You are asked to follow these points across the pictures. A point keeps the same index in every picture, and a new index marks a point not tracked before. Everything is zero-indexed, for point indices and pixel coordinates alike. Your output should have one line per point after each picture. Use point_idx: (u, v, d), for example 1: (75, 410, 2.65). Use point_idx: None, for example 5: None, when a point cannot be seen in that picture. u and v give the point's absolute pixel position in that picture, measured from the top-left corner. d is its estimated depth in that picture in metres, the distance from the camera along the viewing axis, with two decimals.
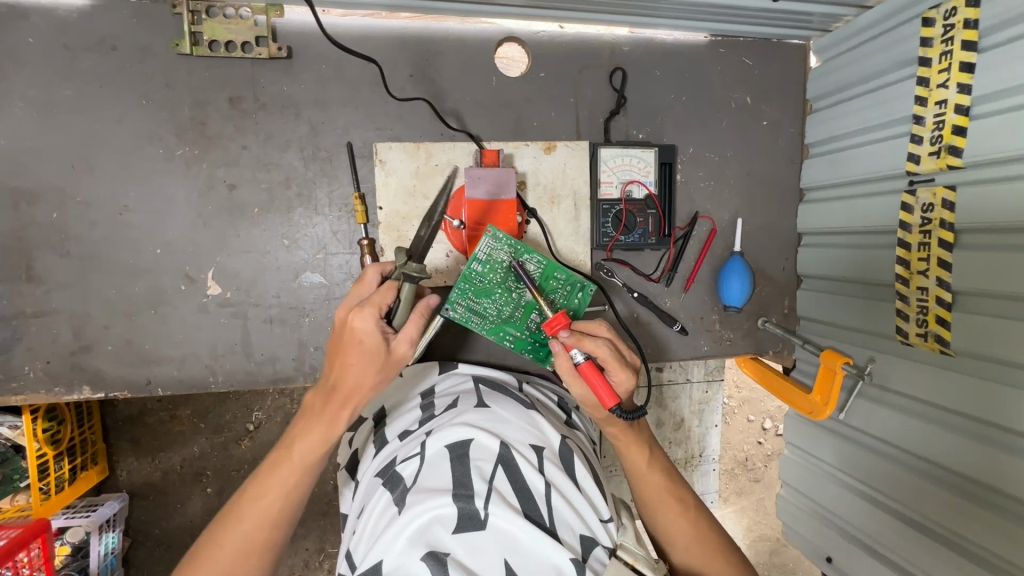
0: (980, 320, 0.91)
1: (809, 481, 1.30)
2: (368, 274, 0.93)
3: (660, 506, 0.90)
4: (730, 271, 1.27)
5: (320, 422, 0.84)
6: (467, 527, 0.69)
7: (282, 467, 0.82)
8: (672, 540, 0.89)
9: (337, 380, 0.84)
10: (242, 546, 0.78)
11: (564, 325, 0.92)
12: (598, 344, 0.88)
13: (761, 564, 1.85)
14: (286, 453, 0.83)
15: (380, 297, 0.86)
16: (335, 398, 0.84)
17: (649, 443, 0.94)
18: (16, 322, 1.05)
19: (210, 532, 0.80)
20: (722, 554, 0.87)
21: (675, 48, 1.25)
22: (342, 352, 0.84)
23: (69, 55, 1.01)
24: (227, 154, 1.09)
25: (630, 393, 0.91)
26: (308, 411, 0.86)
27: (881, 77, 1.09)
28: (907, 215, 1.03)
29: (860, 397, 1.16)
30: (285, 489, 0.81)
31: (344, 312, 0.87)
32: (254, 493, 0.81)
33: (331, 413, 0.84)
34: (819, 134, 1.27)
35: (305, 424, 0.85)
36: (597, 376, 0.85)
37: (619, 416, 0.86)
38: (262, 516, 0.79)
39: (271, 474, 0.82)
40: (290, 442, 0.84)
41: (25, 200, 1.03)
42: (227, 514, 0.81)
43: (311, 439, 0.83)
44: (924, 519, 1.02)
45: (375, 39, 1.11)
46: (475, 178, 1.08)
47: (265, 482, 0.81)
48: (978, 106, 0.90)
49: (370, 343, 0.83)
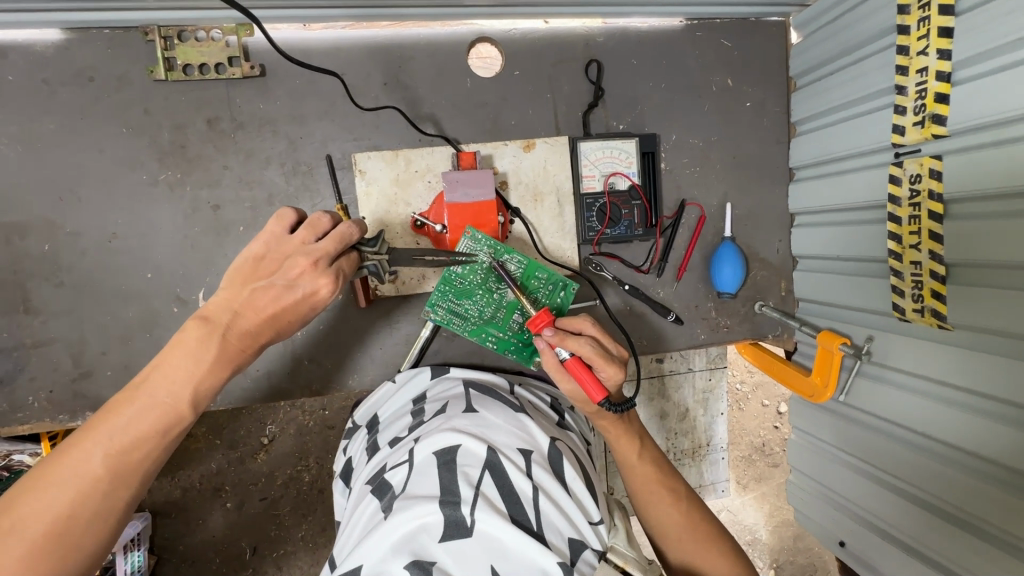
0: (976, 291, 0.88)
1: (817, 465, 1.28)
2: (338, 230, 0.89)
3: (652, 497, 0.90)
4: (721, 256, 1.25)
5: (218, 370, 0.83)
6: (454, 534, 0.69)
7: (159, 417, 0.77)
8: (665, 532, 0.88)
9: (255, 326, 0.85)
10: (102, 507, 0.72)
11: (548, 323, 0.91)
12: (582, 342, 0.87)
13: (784, 551, 1.82)
14: (166, 400, 0.78)
15: (346, 266, 0.90)
16: (250, 338, 0.85)
17: (640, 435, 0.95)
18: (17, 353, 1.08)
19: (43, 488, 0.70)
20: (715, 544, 0.86)
21: (650, 35, 1.23)
22: (275, 299, 0.85)
23: (49, 90, 1.03)
24: (208, 176, 1.10)
25: (619, 386, 0.91)
26: (196, 354, 0.81)
27: (861, 48, 1.06)
28: (895, 188, 1.00)
29: (862, 377, 1.14)
30: (161, 441, 0.77)
31: (297, 266, 0.85)
32: (118, 442, 0.74)
33: (231, 362, 0.84)
34: (805, 111, 1.25)
35: (192, 368, 0.81)
36: (583, 373, 0.86)
37: (609, 409, 0.86)
38: (130, 473, 0.75)
39: (142, 424, 0.76)
40: (171, 387, 0.79)
41: (17, 234, 1.06)
42: (68, 468, 0.71)
43: (214, 371, 0.82)
44: (933, 500, 0.99)
45: (346, 50, 1.11)
46: (453, 182, 1.05)
47: (135, 433, 0.75)
48: (959, 72, 0.88)
49: (316, 309, 0.88)
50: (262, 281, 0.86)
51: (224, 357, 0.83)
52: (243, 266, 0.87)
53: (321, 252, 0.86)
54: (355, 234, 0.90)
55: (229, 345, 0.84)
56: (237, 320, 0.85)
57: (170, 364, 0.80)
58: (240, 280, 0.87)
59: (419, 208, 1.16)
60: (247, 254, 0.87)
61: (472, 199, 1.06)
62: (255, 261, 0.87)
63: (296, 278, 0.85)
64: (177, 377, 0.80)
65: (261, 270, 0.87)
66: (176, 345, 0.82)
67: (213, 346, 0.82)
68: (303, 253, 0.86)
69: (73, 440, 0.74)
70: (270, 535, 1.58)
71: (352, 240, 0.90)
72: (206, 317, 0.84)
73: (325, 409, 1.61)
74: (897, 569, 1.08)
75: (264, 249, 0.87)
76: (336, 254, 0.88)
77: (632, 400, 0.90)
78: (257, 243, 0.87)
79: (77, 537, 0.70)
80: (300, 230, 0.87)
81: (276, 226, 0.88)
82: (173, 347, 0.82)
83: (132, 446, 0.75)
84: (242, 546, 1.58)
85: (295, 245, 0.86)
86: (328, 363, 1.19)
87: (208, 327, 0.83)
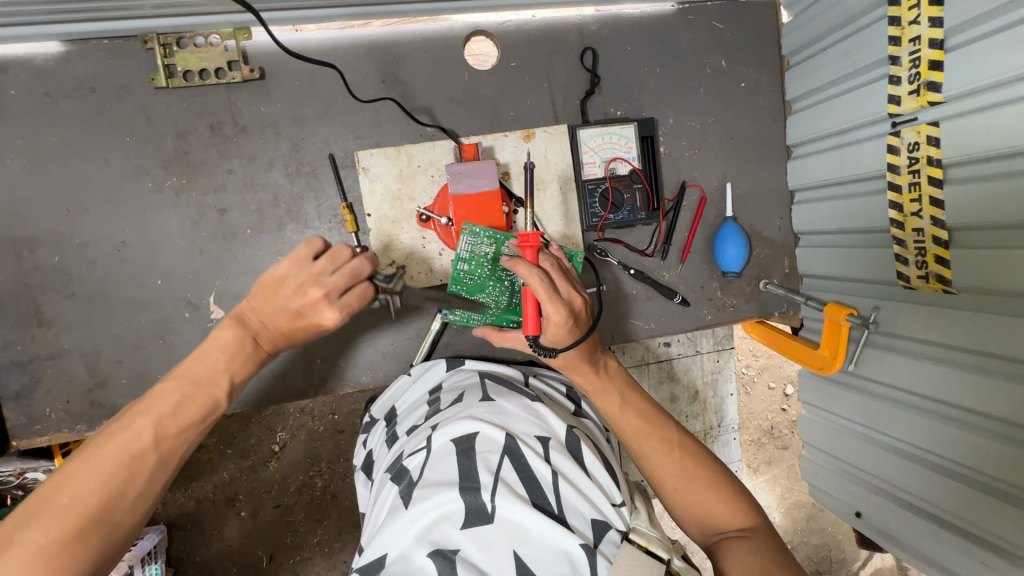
0: (979, 255, 0.90)
1: (829, 439, 1.29)
2: (351, 266, 0.91)
3: (643, 450, 0.89)
4: (725, 237, 1.26)
5: (250, 369, 0.90)
6: (475, 520, 0.70)
7: (202, 403, 0.82)
8: (660, 481, 0.87)
9: (273, 338, 0.91)
10: (145, 488, 0.74)
11: (523, 250, 0.92)
12: (532, 274, 0.86)
13: (798, 531, 1.84)
14: (207, 390, 0.83)
15: (352, 302, 0.91)
16: (268, 348, 0.92)
17: (622, 390, 0.95)
18: (32, 366, 1.08)
19: (94, 464, 0.71)
20: (713, 489, 0.84)
21: (644, 21, 1.24)
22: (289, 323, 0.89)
23: (51, 102, 1.04)
24: (213, 181, 1.11)
25: (559, 335, 0.90)
26: (235, 352, 0.88)
27: (849, 24, 1.08)
28: (894, 157, 1.01)
29: (869, 347, 1.15)
30: (200, 429, 0.82)
31: (308, 296, 0.88)
32: (163, 426, 0.77)
33: (260, 364, 0.93)
34: (799, 88, 1.26)
35: (231, 362, 0.87)
36: (529, 305, 0.89)
37: (534, 345, 0.92)
38: (172, 455, 0.78)
39: (189, 408, 0.81)
40: (213, 380, 0.85)
41: (26, 248, 1.06)
42: (120, 444, 0.74)
43: (245, 372, 0.89)
44: (947, 463, 1.00)
45: (343, 51, 1.12)
46: (457, 173, 1.06)
47: (183, 417, 0.80)
48: (951, 39, 0.89)
49: (321, 331, 0.93)
50: (280, 304, 0.89)
51: (255, 358, 0.90)
52: (268, 284, 0.89)
53: (335, 288, 0.88)
54: (365, 269, 0.92)
55: (258, 348, 0.91)
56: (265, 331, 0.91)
57: (210, 359, 0.86)
58: (265, 294, 0.89)
59: (424, 203, 1.17)
60: (272, 273, 0.88)
61: (477, 189, 1.07)
62: (278, 281, 0.88)
63: (306, 306, 0.89)
64: (218, 369, 0.86)
65: (280, 291, 0.88)
66: (214, 343, 0.87)
67: (248, 347, 0.89)
68: (315, 285, 0.88)
69: (119, 422, 0.76)
70: (288, 541, 1.59)
71: (362, 275, 0.92)
72: (240, 321, 0.91)
73: (336, 413, 1.62)
74: (914, 536, 1.09)
75: (287, 269, 0.88)
76: (347, 288, 0.90)
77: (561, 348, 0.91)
78: (279, 265, 0.88)
79: (123, 513, 0.71)
80: (322, 261, 0.88)
81: (303, 251, 0.88)
82: (209, 345, 0.87)
83: (172, 431, 0.78)
84: (260, 554, 1.59)
85: (312, 271, 0.88)
86: (340, 361, 1.20)
87: (242, 330, 0.90)
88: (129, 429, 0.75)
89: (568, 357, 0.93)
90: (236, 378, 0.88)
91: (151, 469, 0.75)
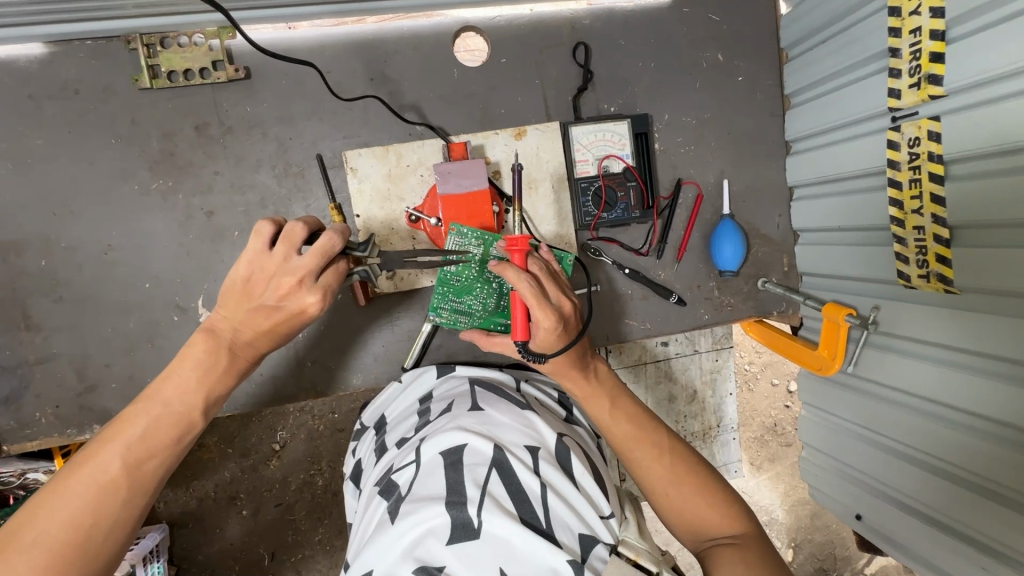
0: (982, 253, 0.87)
1: (829, 440, 1.27)
2: (319, 243, 0.84)
3: (634, 455, 0.87)
4: (721, 234, 1.24)
5: (227, 379, 0.88)
6: (461, 536, 0.69)
7: (174, 426, 0.81)
8: (652, 487, 0.85)
9: (251, 342, 0.88)
10: (119, 515, 0.74)
11: (513, 253, 0.90)
12: (520, 279, 0.84)
13: (801, 529, 1.82)
14: (180, 410, 0.82)
15: (330, 280, 0.88)
16: (248, 354, 0.89)
17: (612, 393, 0.93)
18: (21, 370, 1.08)
19: (63, 498, 0.72)
20: (705, 495, 0.83)
21: (638, 15, 1.21)
22: (269, 318, 0.87)
23: (35, 105, 1.03)
24: (200, 182, 1.10)
25: (550, 341, 0.88)
26: (206, 366, 0.85)
27: (849, 16, 1.05)
28: (894, 153, 0.98)
29: (869, 347, 1.12)
30: (177, 448, 0.82)
31: (282, 287, 0.84)
32: (134, 452, 0.77)
33: (240, 371, 0.90)
34: (798, 82, 1.23)
35: (203, 378, 0.85)
36: (517, 310, 0.88)
37: (523, 350, 0.91)
38: (147, 479, 0.78)
39: (159, 434, 0.80)
40: (184, 398, 0.83)
41: (12, 252, 1.05)
42: (89, 476, 0.74)
43: (221, 384, 0.87)
44: (949, 467, 0.97)
45: (329, 49, 1.10)
46: (445, 173, 1.04)
47: (154, 443, 0.79)
48: (953, 29, 0.86)
49: (309, 322, 0.89)
50: (255, 303, 0.86)
51: (232, 370, 0.88)
52: (233, 289, 0.86)
53: (303, 271, 0.83)
54: (337, 243, 0.85)
55: (236, 358, 0.88)
56: (241, 337, 0.88)
57: (179, 376, 0.84)
58: (234, 301, 0.87)
59: (413, 203, 1.15)
60: (236, 277, 0.85)
61: (466, 189, 1.05)
62: (246, 283, 0.85)
63: (280, 297, 0.85)
64: (189, 386, 0.84)
65: (251, 293, 0.85)
66: (183, 360, 0.85)
67: (222, 358, 0.86)
68: (286, 274, 0.84)
69: (88, 452, 0.76)
70: (287, 541, 1.59)
71: (335, 251, 0.85)
72: (211, 332, 0.88)
73: (334, 413, 1.61)
74: (915, 540, 1.07)
75: (250, 270, 0.85)
76: (319, 269, 0.85)
77: (551, 353, 0.89)
78: (240, 267, 0.85)
79: (99, 544, 0.72)
80: (278, 247, 0.84)
81: (255, 242, 0.85)
82: (181, 361, 0.85)
83: (144, 455, 0.78)
84: (260, 553, 1.59)
85: (277, 262, 0.84)
86: (331, 363, 1.19)
87: (214, 341, 0.86)
88: (100, 457, 0.75)
89: (557, 362, 0.91)
90: (212, 392, 0.86)
91: (125, 496, 0.75)
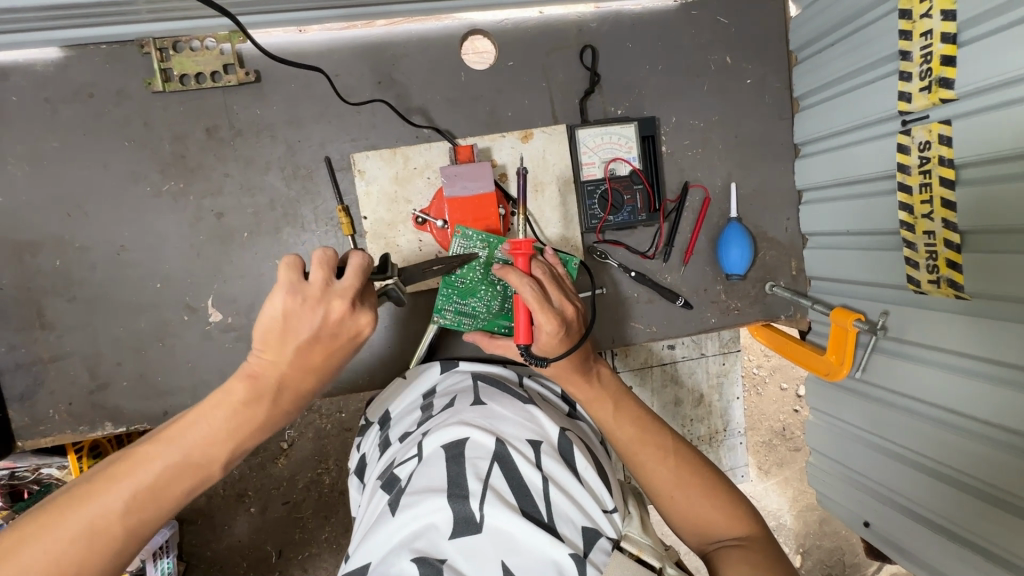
0: (993, 259, 0.86)
1: (836, 446, 1.26)
2: (352, 263, 0.81)
3: (639, 457, 0.86)
4: (728, 238, 1.23)
5: (257, 433, 0.81)
6: (463, 530, 0.69)
7: (188, 478, 0.74)
8: (657, 489, 0.85)
9: (295, 387, 0.82)
10: (106, 565, 0.69)
11: (515, 256, 0.90)
12: (522, 283, 0.85)
13: (810, 535, 1.81)
14: (201, 462, 0.75)
15: (370, 297, 0.86)
16: (285, 405, 0.82)
17: (615, 396, 0.93)
18: (36, 368, 1.10)
19: (54, 537, 0.66)
20: (710, 496, 0.82)
21: (645, 18, 1.21)
22: (322, 349, 0.81)
23: (51, 108, 1.05)
24: (210, 184, 1.11)
25: (552, 343, 0.88)
26: (241, 419, 0.78)
27: (860, 17, 1.04)
28: (904, 156, 0.97)
29: (878, 353, 1.11)
30: (186, 499, 0.76)
31: (336, 312, 0.79)
32: (140, 500, 0.71)
33: (272, 424, 0.83)
34: (808, 84, 1.22)
35: (232, 432, 0.78)
36: (520, 314, 0.87)
37: (526, 354, 0.90)
38: (146, 528, 0.72)
39: (171, 486, 0.73)
40: (210, 448, 0.76)
41: (28, 252, 1.08)
42: (85, 518, 0.68)
43: (250, 438, 0.80)
44: (959, 475, 0.95)
45: (338, 53, 1.11)
46: (452, 176, 1.05)
47: (163, 496, 0.73)
48: (965, 32, 0.85)
49: (358, 347, 0.86)
50: (305, 338, 0.78)
51: (268, 422, 0.81)
52: (270, 327, 0.77)
53: (350, 291, 0.80)
54: (367, 262, 0.83)
55: (277, 409, 0.81)
56: (287, 385, 0.81)
57: (207, 424, 0.76)
58: (276, 342, 0.78)
59: (420, 205, 1.16)
60: (272, 314, 0.77)
61: (471, 192, 1.06)
62: (285, 321, 0.77)
63: (336, 323, 0.80)
64: (216, 439, 0.76)
65: (294, 329, 0.77)
66: (219, 406, 0.77)
67: (259, 410, 0.79)
68: (336, 300, 0.79)
69: (93, 487, 0.70)
70: (295, 540, 1.60)
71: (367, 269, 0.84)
72: (253, 378, 0.79)
73: (342, 412, 1.62)
74: (923, 548, 1.05)
75: (290, 305, 0.76)
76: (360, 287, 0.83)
77: (553, 356, 0.89)
78: (276, 304, 0.76)
79: None
80: (319, 275, 0.77)
81: (287, 275, 0.76)
82: (216, 402, 0.78)
83: (149, 506, 0.72)
84: (268, 551, 1.60)
85: (322, 292, 0.78)
86: None
87: (257, 389, 0.79)
88: (101, 497, 0.69)
89: (559, 366, 0.91)
90: (240, 445, 0.79)
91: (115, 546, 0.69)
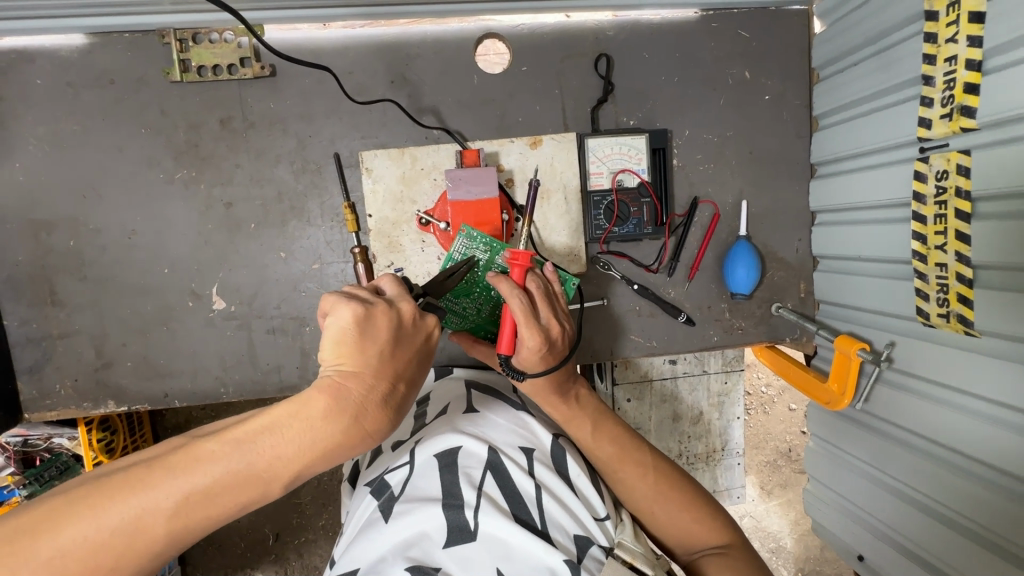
0: (1005, 296, 0.83)
1: (833, 475, 1.22)
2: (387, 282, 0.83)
3: (619, 475, 0.87)
4: (735, 256, 1.21)
5: (329, 458, 0.66)
6: (457, 538, 0.69)
7: (244, 493, 0.62)
8: (637, 504, 0.86)
9: (375, 402, 0.70)
10: (138, 566, 0.58)
11: (510, 266, 0.89)
12: (512, 294, 0.84)
13: (811, 559, 1.74)
14: (262, 476, 0.62)
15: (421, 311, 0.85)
16: (367, 425, 0.68)
17: (595, 414, 0.92)
18: (45, 343, 1.14)
19: (95, 522, 0.56)
20: (691, 509, 0.85)
21: (664, 28, 1.19)
22: (402, 350, 0.76)
23: (73, 92, 1.08)
24: (221, 174, 1.13)
25: (531, 357, 0.87)
26: (315, 436, 0.64)
27: (886, 37, 1.00)
28: (920, 184, 0.94)
29: (881, 383, 1.08)
30: (239, 512, 0.63)
31: (406, 312, 0.78)
32: (188, 505, 0.59)
33: (346, 450, 0.67)
34: (828, 104, 1.19)
35: (304, 450, 0.64)
36: (504, 325, 0.86)
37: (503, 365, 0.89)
38: (188, 535, 0.60)
39: (224, 497, 0.61)
40: (275, 463, 0.63)
41: (44, 230, 1.11)
42: (131, 509, 0.57)
43: (321, 460, 0.65)
44: (959, 519, 0.92)
45: (353, 50, 1.12)
46: (457, 179, 1.06)
47: (214, 506, 0.60)
48: (990, 60, 0.82)
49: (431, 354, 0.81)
50: (385, 338, 0.74)
51: (345, 446, 0.67)
52: (339, 338, 0.72)
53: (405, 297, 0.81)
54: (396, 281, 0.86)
55: (356, 430, 0.67)
56: (370, 401, 0.69)
57: (280, 434, 0.63)
58: (354, 347, 0.72)
59: (425, 206, 1.16)
60: (341, 324, 0.73)
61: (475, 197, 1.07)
62: (358, 327, 0.73)
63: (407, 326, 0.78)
64: (286, 454, 0.63)
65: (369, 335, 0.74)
66: (295, 417, 0.64)
67: (337, 428, 0.65)
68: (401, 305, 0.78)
69: (147, 474, 0.59)
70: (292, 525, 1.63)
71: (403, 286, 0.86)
72: (335, 391, 0.68)
73: None
74: None
75: (357, 312, 0.74)
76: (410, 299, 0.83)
77: (529, 371, 0.89)
78: (344, 313, 0.73)
79: None
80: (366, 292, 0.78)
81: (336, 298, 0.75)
82: (296, 408, 0.65)
83: (196, 513, 0.60)
84: (265, 534, 1.63)
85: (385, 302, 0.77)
86: None
87: (339, 404, 0.66)
88: (151, 488, 0.58)
89: (536, 383, 0.90)
90: (309, 466, 0.65)
91: (154, 549, 0.58)
